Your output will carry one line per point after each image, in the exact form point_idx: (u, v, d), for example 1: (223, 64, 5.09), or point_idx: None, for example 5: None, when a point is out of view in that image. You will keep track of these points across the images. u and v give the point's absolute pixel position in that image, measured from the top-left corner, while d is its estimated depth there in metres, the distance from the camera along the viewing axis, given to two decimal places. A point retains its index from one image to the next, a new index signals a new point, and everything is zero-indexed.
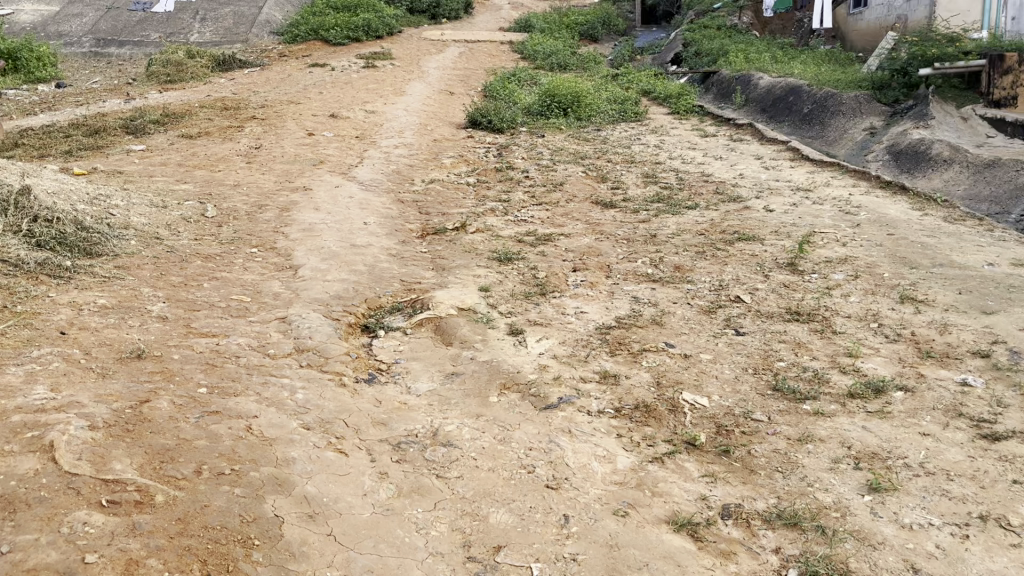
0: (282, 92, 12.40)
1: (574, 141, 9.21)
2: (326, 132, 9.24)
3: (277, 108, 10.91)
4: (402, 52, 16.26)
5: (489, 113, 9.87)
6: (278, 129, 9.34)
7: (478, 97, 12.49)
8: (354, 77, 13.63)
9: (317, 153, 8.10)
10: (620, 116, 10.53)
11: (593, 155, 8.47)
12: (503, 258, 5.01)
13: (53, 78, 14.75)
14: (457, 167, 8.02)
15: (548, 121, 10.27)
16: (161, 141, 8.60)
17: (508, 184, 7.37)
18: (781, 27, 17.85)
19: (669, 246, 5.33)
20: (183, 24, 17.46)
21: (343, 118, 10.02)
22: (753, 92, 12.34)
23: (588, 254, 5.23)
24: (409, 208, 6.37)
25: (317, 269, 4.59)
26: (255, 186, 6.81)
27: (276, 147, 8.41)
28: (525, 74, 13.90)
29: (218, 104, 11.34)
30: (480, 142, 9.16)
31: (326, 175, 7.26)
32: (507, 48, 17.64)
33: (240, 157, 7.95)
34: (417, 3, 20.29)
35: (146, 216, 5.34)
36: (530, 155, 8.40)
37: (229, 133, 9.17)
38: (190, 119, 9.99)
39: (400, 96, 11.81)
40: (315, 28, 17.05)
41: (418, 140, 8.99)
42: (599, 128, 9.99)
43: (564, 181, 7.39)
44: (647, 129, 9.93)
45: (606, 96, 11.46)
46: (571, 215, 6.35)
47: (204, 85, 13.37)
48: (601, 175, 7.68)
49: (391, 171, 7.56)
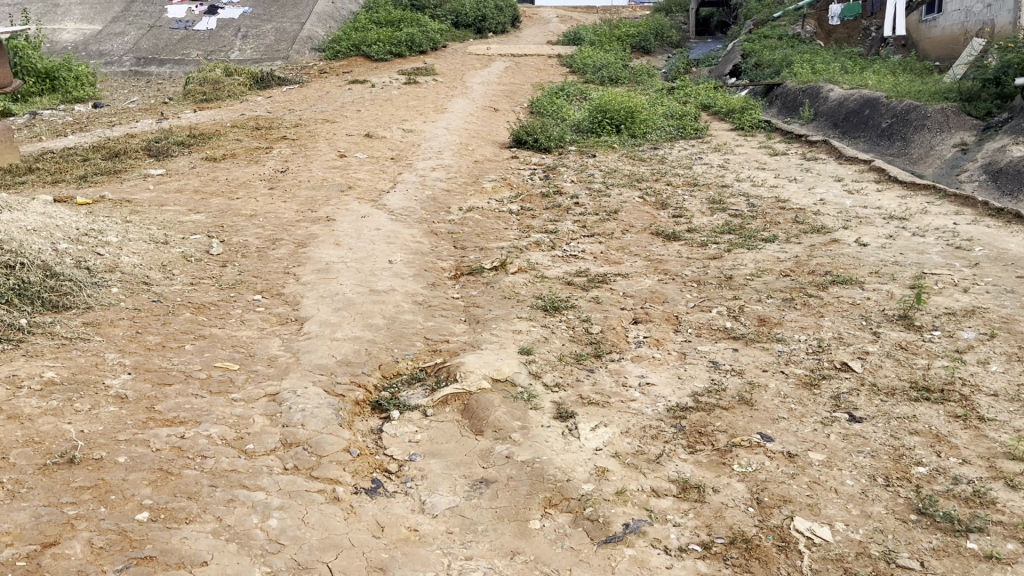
0: (319, 110, 11.82)
1: (628, 161, 8.37)
2: (359, 153, 8.57)
3: (311, 128, 10.30)
4: (446, 67, 15.63)
5: (535, 132, 9.12)
6: (307, 150, 8.70)
7: (524, 114, 11.74)
8: (394, 93, 13.01)
9: (348, 177, 7.42)
10: (678, 133, 9.66)
11: (651, 177, 7.64)
12: (550, 306, 4.20)
13: (91, 98, 14.47)
14: (499, 192, 7.26)
15: (599, 139, 9.46)
16: (182, 165, 8.02)
17: (556, 210, 6.58)
18: (847, 37, 16.69)
19: (748, 291, 4.46)
20: (225, 41, 17.14)
21: (379, 138, 9.36)
22: (822, 105, 11.34)
23: (651, 300, 4.39)
24: (443, 241, 5.62)
25: (327, 324, 3.83)
26: (274, 215, 6.13)
27: (303, 170, 7.75)
28: (574, 89, 13.12)
29: (251, 124, 10.80)
30: (525, 164, 8.40)
31: (354, 202, 6.56)
32: (555, 61, 16.90)
33: (263, 182, 7.31)
34: (462, 16, 19.70)
35: (139, 254, 4.66)
36: (579, 177, 7.61)
37: (255, 155, 8.57)
38: (218, 140, 9.43)
39: (441, 114, 11.13)
40: (356, 44, 16.54)
41: (457, 162, 8.27)
42: (654, 147, 9.14)
43: (618, 207, 6.57)
44: (709, 148, 9.05)
45: (663, 111, 10.59)
46: (628, 249, 5.52)
47: (240, 104, 12.89)
48: (661, 200, 6.84)
49: (426, 197, 6.83)
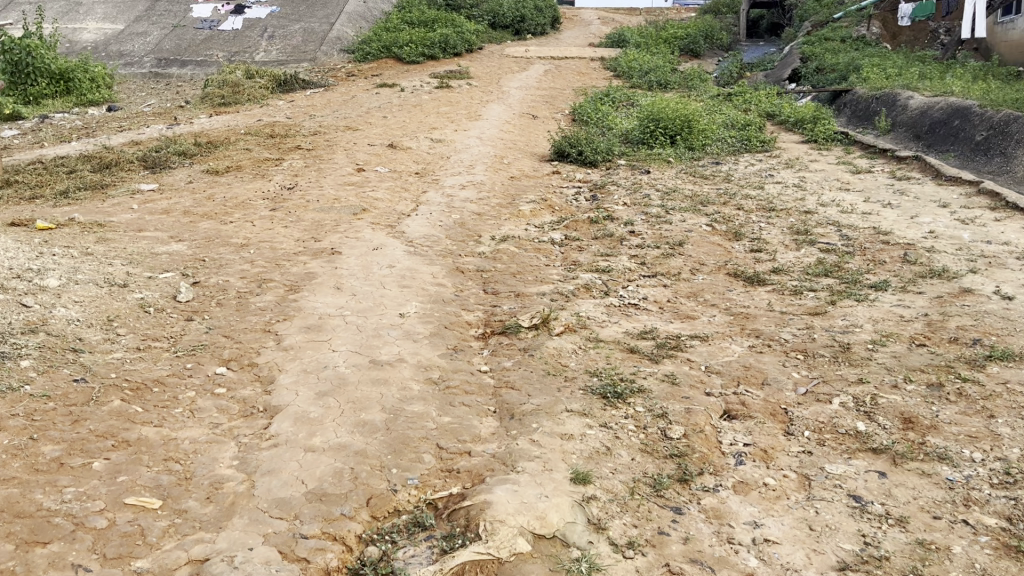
0: (341, 116, 10.85)
1: (688, 178, 7.25)
2: (380, 167, 7.56)
3: (330, 136, 9.32)
4: (481, 70, 14.61)
5: (579, 143, 8.05)
6: (322, 162, 7.72)
7: (566, 121, 10.66)
8: (425, 98, 12.00)
9: (364, 196, 6.40)
10: (742, 145, 8.51)
11: (717, 199, 6.50)
12: (611, 392, 3.08)
13: (106, 100, 13.67)
14: (539, 215, 6.20)
15: (652, 151, 8.35)
16: (179, 180, 7.07)
17: (607, 241, 5.48)
18: (914, 40, 15.38)
19: (876, 370, 3.30)
20: (250, 42, 16.31)
21: (403, 148, 8.34)
22: (901, 114, 10.06)
23: (745, 382, 3.27)
24: (469, 282, 4.55)
25: (304, 422, 2.78)
26: (269, 244, 5.12)
27: (314, 186, 6.75)
28: (620, 94, 12.01)
29: (266, 131, 9.87)
30: (569, 181, 7.33)
31: (367, 229, 5.53)
32: (599, 65, 15.78)
33: (266, 200, 6.32)
34: (500, 17, 18.67)
35: (81, 304, 3.67)
36: (633, 198, 6.50)
37: (264, 167, 7.59)
38: (226, 149, 8.50)
39: (475, 121, 10.10)
40: (387, 45, 15.59)
41: (490, 178, 7.22)
42: (716, 161, 8.00)
43: (683, 237, 5.45)
44: (780, 165, 7.89)
45: (722, 120, 9.45)
46: (700, 297, 4.40)
47: (259, 108, 11.99)
48: (734, 229, 5.71)
49: (453, 222, 5.79)
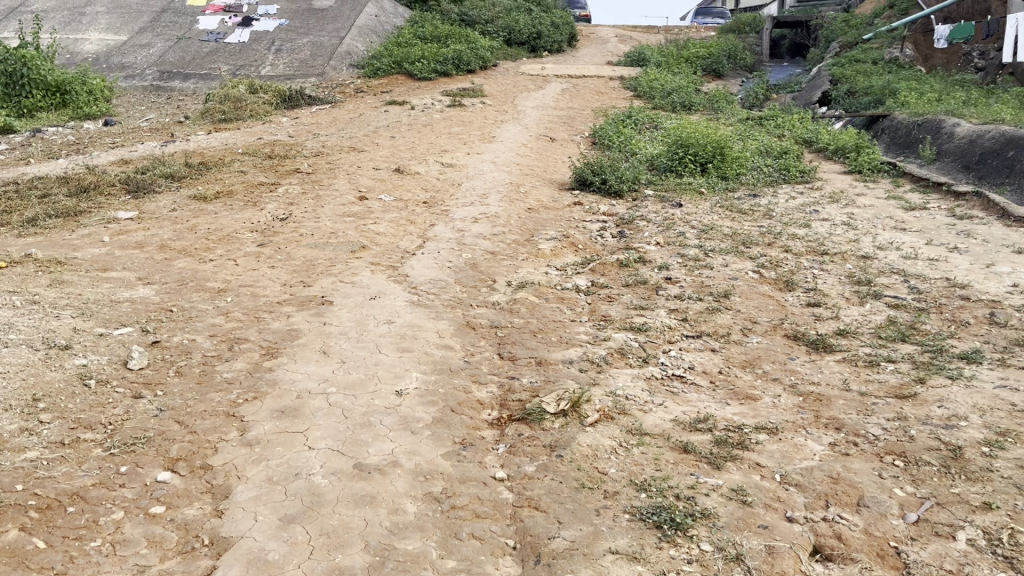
0: (347, 135, 10.21)
1: (725, 212, 6.54)
2: (385, 194, 6.90)
3: (332, 159, 8.68)
4: (496, 88, 13.96)
5: (603, 171, 7.37)
6: (321, 188, 7.06)
7: (586, 145, 10.00)
8: (435, 117, 11.36)
9: (364, 229, 5.72)
10: (779, 175, 7.81)
11: (760, 238, 5.79)
12: (667, 520, 2.38)
13: (103, 113, 13.09)
14: (561, 255, 5.50)
15: (682, 180, 7.66)
16: (163, 207, 6.42)
17: (640, 289, 4.76)
18: (946, 63, 14.67)
19: (1005, 490, 2.57)
20: (256, 55, 15.76)
21: (411, 173, 7.68)
22: (947, 143, 9.31)
23: (836, 503, 2.55)
24: (481, 343, 3.84)
25: (258, 569, 2.14)
26: (251, 289, 4.44)
27: (310, 216, 6.09)
28: (643, 117, 11.34)
29: (266, 151, 9.25)
30: (592, 214, 6.63)
31: (366, 271, 4.85)
32: (618, 84, 15.13)
33: (255, 233, 5.65)
34: (516, 33, 18.07)
35: (4, 377, 3.00)
36: (667, 235, 5.80)
37: (257, 193, 6.93)
38: (219, 171, 7.86)
39: (489, 143, 9.44)
40: (398, 61, 15.02)
41: (505, 210, 6.54)
42: (753, 193, 7.30)
43: (729, 287, 4.73)
44: (824, 198, 7.17)
45: (755, 146, 8.74)
46: (757, 368, 3.68)
47: (260, 126, 11.39)
48: (785, 277, 4.99)
49: (464, 264, 5.11)
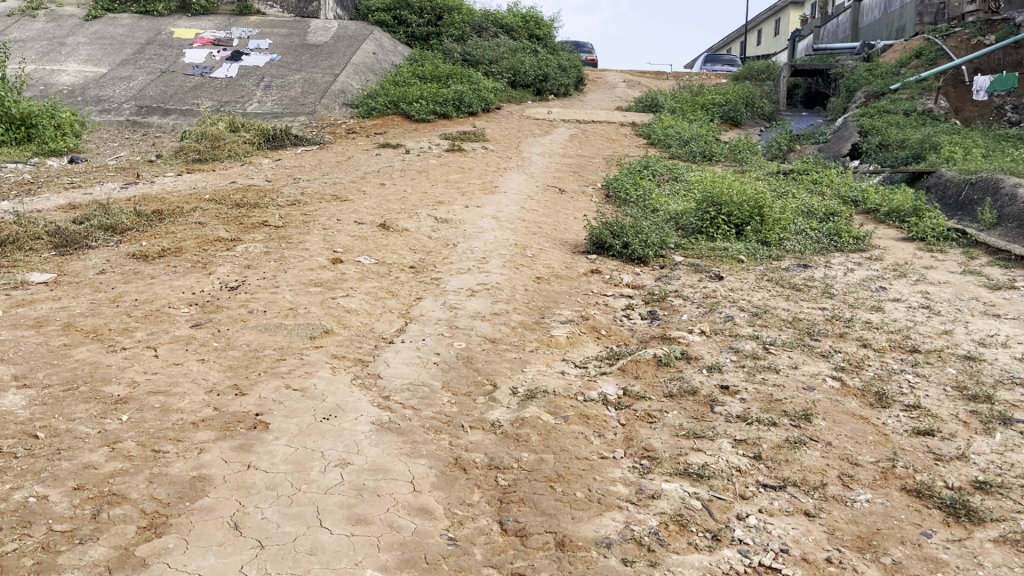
0: (331, 181, 9.12)
1: (774, 289, 5.41)
2: (366, 256, 5.78)
3: (309, 208, 7.57)
4: (499, 132, 12.95)
5: (624, 233, 6.27)
6: (290, 247, 5.93)
7: (598, 198, 8.93)
8: (432, 163, 10.29)
9: (332, 305, 4.58)
10: (829, 241, 6.70)
11: (827, 327, 4.65)
12: None
13: (71, 149, 12.04)
14: (580, 344, 4.34)
15: (715, 245, 6.56)
16: (91, 267, 5.29)
17: (688, 403, 3.58)
18: (977, 116, 13.86)
19: None
20: (243, 91, 14.79)
21: (398, 229, 6.55)
22: (1010, 206, 8.20)
23: None
24: (474, 500, 2.66)
25: None
26: (163, 398, 3.28)
27: (268, 285, 4.94)
28: (661, 168, 10.27)
29: (237, 197, 8.15)
30: (613, 286, 5.49)
31: (325, 368, 3.68)
32: (629, 131, 14.13)
33: (193, 307, 4.50)
34: (521, 75, 17.12)
35: None
36: (711, 320, 4.66)
37: (211, 251, 5.81)
38: (174, 222, 6.73)
39: (491, 194, 8.33)
40: (394, 100, 14.05)
41: (509, 279, 5.40)
42: (802, 264, 6.18)
43: (807, 405, 3.57)
44: (888, 271, 6.04)
45: (796, 205, 7.64)
46: (881, 551, 2.52)
47: (237, 168, 10.34)
48: (873, 387, 3.84)
49: (455, 358, 3.94)
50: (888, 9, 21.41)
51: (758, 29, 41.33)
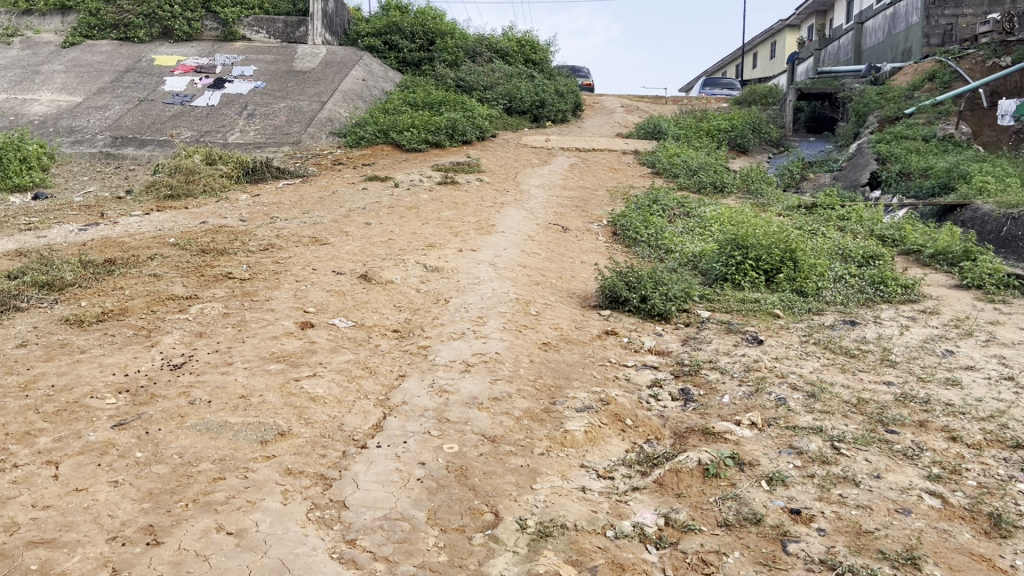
0: (312, 220, 8.28)
1: (825, 356, 4.57)
2: (342, 317, 4.94)
3: (283, 254, 6.72)
4: (495, 162, 12.17)
5: (641, 285, 5.45)
6: (254, 306, 5.09)
7: (605, 237, 8.12)
8: (423, 198, 9.47)
9: (294, 392, 3.72)
10: (873, 291, 5.87)
11: (901, 412, 3.81)
12: None
13: (36, 184, 11.17)
14: (603, 440, 3.48)
15: (745, 296, 5.73)
16: (11, 337, 4.44)
17: (751, 538, 2.73)
18: (994, 141, 13.33)
19: None
20: (225, 120, 14.01)
21: (381, 281, 5.71)
22: None
23: None
24: None
25: None
26: (46, 552, 2.43)
27: (219, 362, 4.09)
28: (670, 201, 9.47)
29: (205, 241, 7.31)
30: (633, 353, 4.64)
31: (274, 494, 2.83)
32: (632, 159, 13.37)
33: (121, 394, 3.64)
34: (517, 101, 16.40)
35: None
36: (759, 404, 3.81)
37: (161, 312, 4.97)
38: (126, 274, 5.88)
39: (487, 235, 7.51)
40: (384, 129, 13.32)
41: (510, 345, 4.55)
42: (847, 320, 5.35)
43: (909, 540, 2.71)
44: (949, 328, 5.21)
45: (830, 246, 6.82)
46: None
47: (212, 205, 9.52)
48: (983, 506, 2.99)
49: (445, 468, 3.08)
50: (892, 31, 20.83)
51: (753, 51, 40.84)
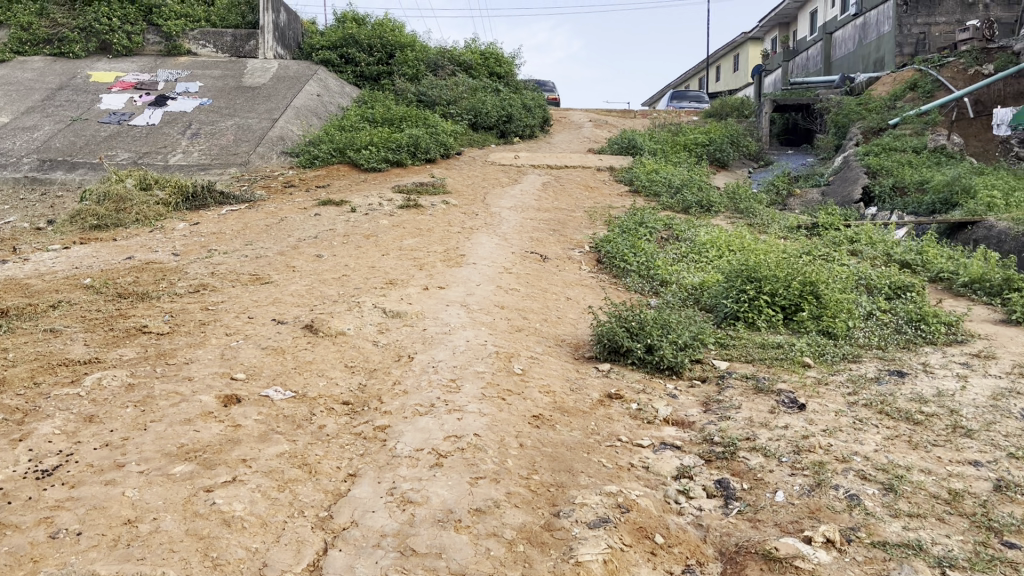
0: (254, 253, 7.25)
1: (885, 425, 3.67)
2: (278, 387, 3.93)
3: (215, 298, 5.68)
4: (461, 181, 11.22)
5: (645, 332, 4.53)
6: (168, 372, 4.05)
7: (589, 267, 7.21)
8: (383, 224, 8.47)
9: (201, 512, 2.72)
10: (912, 331, 5.01)
11: (1013, 511, 2.89)
12: None
13: None
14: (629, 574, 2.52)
15: (766, 341, 4.85)
16: None
17: None
18: (982, 151, 13.04)
19: None
20: (166, 140, 12.88)
21: (330, 332, 4.71)
22: None
23: None
24: None
25: None
26: None
27: (105, 463, 3.07)
28: (657, 222, 8.59)
29: (125, 282, 6.23)
30: (646, 427, 3.71)
31: None
32: (607, 176, 12.51)
33: None
34: (483, 116, 15.51)
35: None
36: (826, 506, 2.90)
37: (45, 385, 3.91)
38: (15, 331, 4.80)
39: (456, 267, 6.55)
40: (340, 148, 12.33)
41: (493, 420, 3.57)
42: (893, 370, 4.47)
43: None
44: (1015, 377, 4.34)
45: (850, 274, 5.97)
46: None
47: (142, 237, 8.41)
48: None
49: None
50: (864, 41, 20.33)
51: (717, 64, 40.47)
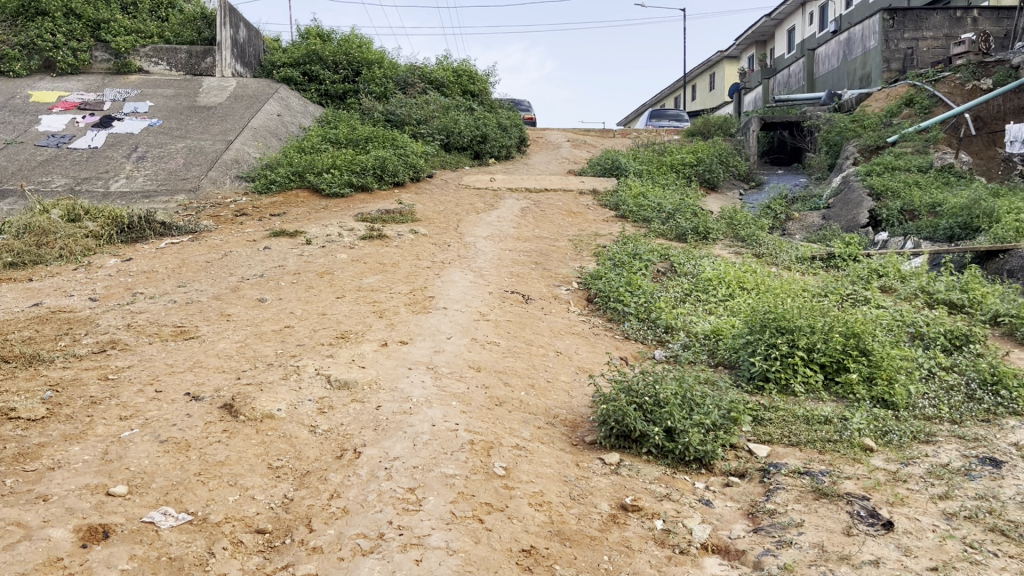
0: (187, 298, 6.14)
1: (1012, 553, 2.64)
2: (170, 507, 2.84)
3: (120, 361, 4.57)
4: (431, 207, 10.19)
5: (662, 410, 3.49)
6: (19, 485, 2.96)
7: (580, 309, 6.19)
8: (340, 258, 7.40)
9: None
10: (988, 398, 4.03)
11: None
12: None
13: None
14: None
15: (812, 413, 3.84)
16: None
17: None
18: (985, 169, 12.22)
19: None
20: (109, 164, 11.75)
21: (255, 415, 3.62)
22: None
23: None
24: None
25: None
26: None
27: None
28: (652, 252, 7.58)
29: (19, 340, 5.11)
30: (679, 563, 2.66)
31: None
32: (591, 200, 11.53)
33: None
34: (456, 136, 14.52)
35: None
36: None
37: None
38: None
39: (424, 314, 5.49)
40: (300, 171, 11.27)
41: (466, 560, 2.52)
42: (981, 455, 3.48)
43: None
44: None
45: (893, 318, 5.00)
46: None
47: (62, 276, 7.27)
48: None
49: None
50: (849, 57, 19.66)
51: (693, 83, 39.87)
